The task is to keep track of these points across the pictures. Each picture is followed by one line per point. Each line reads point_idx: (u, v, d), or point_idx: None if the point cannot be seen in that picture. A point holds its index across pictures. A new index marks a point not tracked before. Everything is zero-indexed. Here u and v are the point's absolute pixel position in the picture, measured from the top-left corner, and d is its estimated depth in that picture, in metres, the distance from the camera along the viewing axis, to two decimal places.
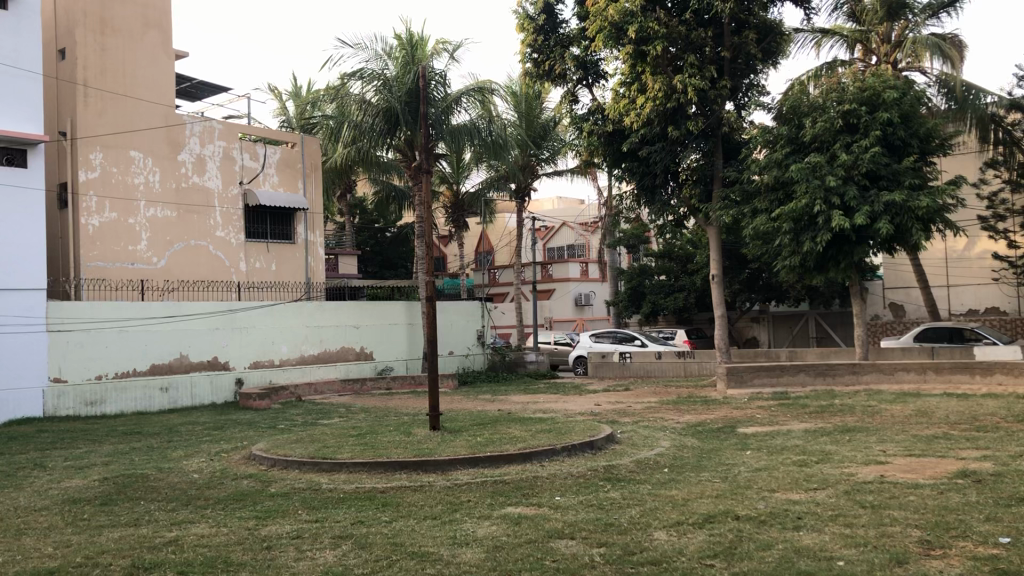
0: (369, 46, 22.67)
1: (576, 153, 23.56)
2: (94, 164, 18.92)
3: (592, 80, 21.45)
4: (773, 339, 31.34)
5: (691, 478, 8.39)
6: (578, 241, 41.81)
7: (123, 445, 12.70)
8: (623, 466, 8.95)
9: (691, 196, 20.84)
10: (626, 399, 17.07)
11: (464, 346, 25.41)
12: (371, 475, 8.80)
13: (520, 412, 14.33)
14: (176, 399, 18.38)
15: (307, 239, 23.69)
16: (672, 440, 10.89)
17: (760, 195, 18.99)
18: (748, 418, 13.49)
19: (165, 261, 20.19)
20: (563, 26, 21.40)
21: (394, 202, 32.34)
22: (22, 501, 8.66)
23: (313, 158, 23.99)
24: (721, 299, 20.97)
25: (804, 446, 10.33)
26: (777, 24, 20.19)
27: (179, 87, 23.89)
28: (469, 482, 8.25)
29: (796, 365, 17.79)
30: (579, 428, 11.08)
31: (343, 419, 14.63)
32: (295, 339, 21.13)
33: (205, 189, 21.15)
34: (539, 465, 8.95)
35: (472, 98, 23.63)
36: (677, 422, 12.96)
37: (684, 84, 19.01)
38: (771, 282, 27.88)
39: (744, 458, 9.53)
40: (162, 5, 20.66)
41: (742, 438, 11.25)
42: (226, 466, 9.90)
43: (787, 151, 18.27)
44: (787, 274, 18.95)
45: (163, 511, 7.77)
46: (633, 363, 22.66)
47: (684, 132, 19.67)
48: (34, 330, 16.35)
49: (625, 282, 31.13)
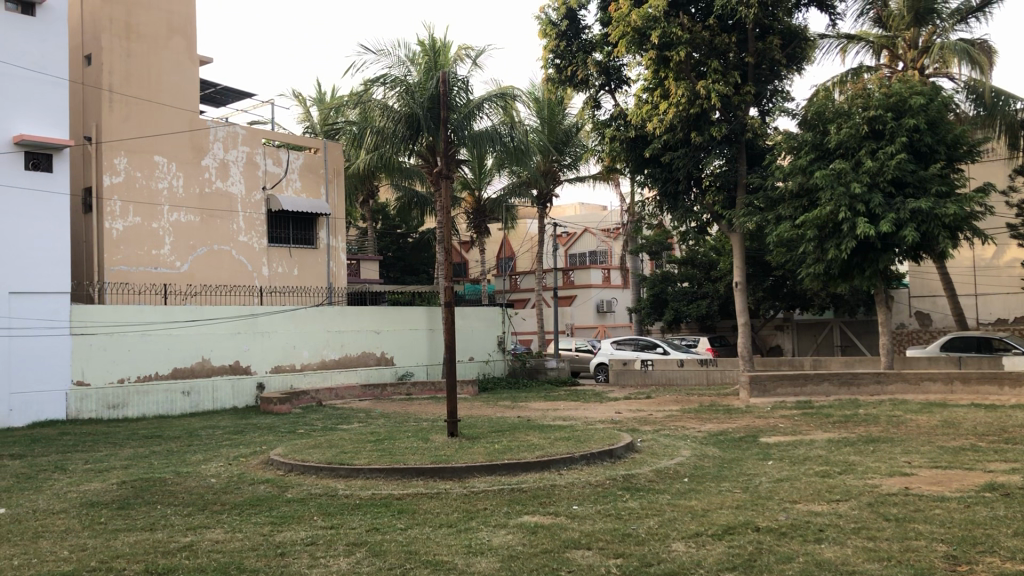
0: (392, 51, 22.73)
1: (599, 160, 23.46)
2: (118, 169, 19.07)
3: (614, 86, 21.37)
4: (797, 347, 31.07)
5: (711, 489, 8.26)
6: (601, 247, 41.63)
7: (143, 449, 12.72)
8: (642, 475, 8.84)
9: (714, 202, 20.66)
10: (648, 407, 16.93)
11: (484, 352, 25.34)
12: (388, 481, 8.75)
13: (539, 419, 14.24)
14: (197, 403, 18.44)
15: (330, 244, 23.72)
16: (693, 449, 10.76)
17: (785, 202, 18.81)
18: (770, 427, 13.33)
19: (188, 266, 20.30)
20: (585, 32, 21.38)
21: (417, 208, 32.36)
22: (41, 504, 8.68)
23: (336, 163, 23.99)
24: (745, 307, 20.75)
25: (827, 456, 10.17)
26: (802, 30, 20.05)
27: (204, 92, 24.04)
28: (486, 490, 8.18)
29: (819, 374, 17.59)
30: (598, 435, 10.97)
31: (362, 424, 14.58)
32: (317, 343, 21.16)
33: (229, 194, 21.25)
34: (558, 473, 8.86)
35: (495, 104, 23.61)
36: (698, 431, 12.82)
37: (707, 89, 18.87)
38: (795, 290, 27.61)
39: (766, 469, 9.39)
40: (187, 11, 20.81)
41: (763, 448, 11.10)
42: (244, 471, 9.88)
43: (812, 157, 18.05)
44: (811, 281, 18.73)
45: (179, 516, 7.76)
46: (654, 371, 22.48)
47: (707, 138, 19.51)
48: (58, 333, 16.51)
49: (648, 289, 30.95)
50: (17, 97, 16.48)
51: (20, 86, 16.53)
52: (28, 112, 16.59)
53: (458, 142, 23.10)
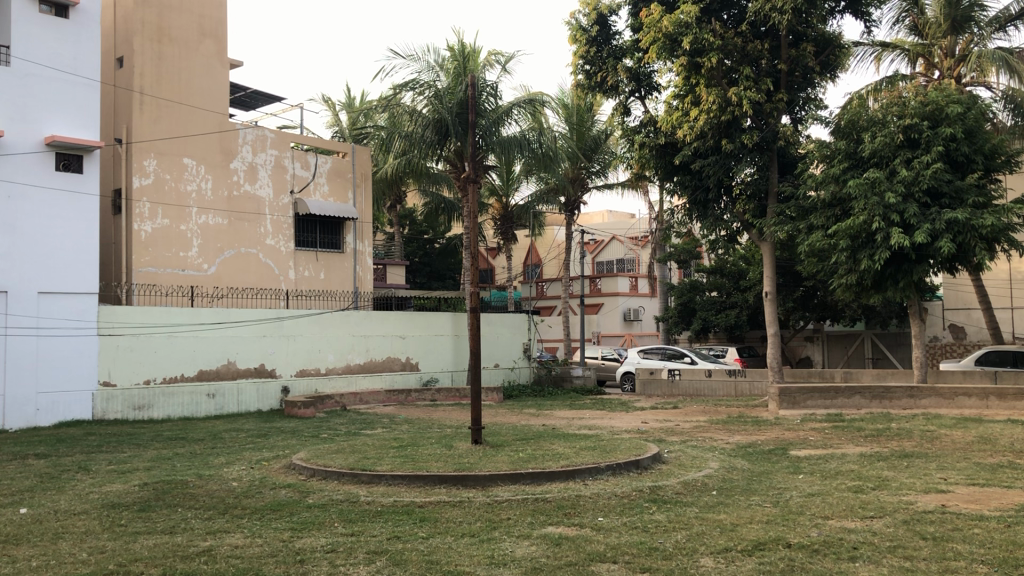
0: (421, 56, 22.70)
1: (627, 167, 23.29)
2: (148, 171, 19.14)
3: (645, 92, 21.19)
4: (827, 359, 30.65)
5: (740, 502, 8.06)
6: (629, 255, 41.37)
7: (166, 451, 12.68)
8: (670, 487, 8.65)
9: (745, 211, 20.41)
10: (674, 417, 16.72)
11: (510, 359, 25.21)
12: (411, 488, 8.62)
13: (564, 429, 14.07)
14: (222, 405, 18.43)
15: (357, 248, 23.70)
16: (722, 462, 10.55)
17: (816, 211, 18.53)
18: (801, 440, 13.07)
19: (215, 268, 20.34)
20: (616, 37, 21.20)
21: (444, 214, 32.33)
22: (63, 504, 8.64)
23: (363, 168, 23.98)
24: (775, 318, 20.46)
25: (860, 471, 9.92)
26: (836, 37, 19.79)
27: (234, 96, 24.14)
28: (510, 499, 8.03)
29: (851, 387, 17.28)
30: (625, 446, 10.78)
31: (386, 430, 14.50)
32: (342, 348, 21.13)
33: (257, 197, 21.30)
34: (583, 484, 8.69)
35: (524, 110, 23.52)
36: (727, 443, 12.59)
37: (739, 96, 18.66)
38: (826, 301, 27.20)
39: (797, 483, 9.16)
40: (219, 15, 20.91)
41: (794, 461, 10.85)
42: (266, 475, 9.79)
43: (845, 166, 17.75)
44: (843, 292, 18.43)
45: (199, 519, 7.67)
46: (682, 380, 22.29)
47: (738, 145, 19.27)
48: (85, 334, 16.60)
49: (675, 298, 30.66)
50: (50, 98, 16.60)
51: (52, 88, 16.65)
52: (60, 112, 16.70)
53: (486, 148, 22.99)
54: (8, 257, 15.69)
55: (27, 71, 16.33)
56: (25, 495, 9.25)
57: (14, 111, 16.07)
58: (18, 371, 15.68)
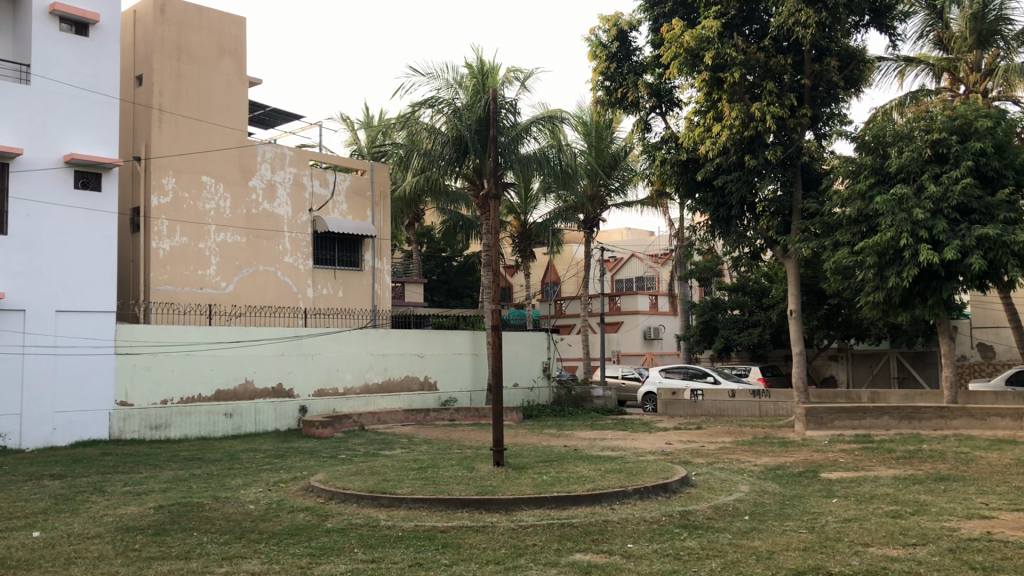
0: (440, 74, 22.62)
1: (648, 184, 23.05)
2: (166, 189, 19.09)
3: (665, 108, 20.96)
4: (852, 378, 30.16)
5: (775, 528, 7.75)
6: (648, 273, 41.09)
7: (183, 471, 12.48)
8: (700, 512, 8.34)
9: (768, 228, 20.13)
10: (699, 438, 16.37)
11: (529, 378, 24.93)
12: (432, 512, 8.36)
13: (587, 450, 13.78)
14: (239, 425, 18.25)
15: (375, 266, 23.55)
16: (752, 485, 10.23)
17: (842, 228, 18.20)
18: (830, 462, 12.71)
19: (233, 286, 20.22)
20: (636, 53, 21.02)
21: (462, 232, 32.20)
22: (76, 528, 8.44)
23: (382, 186, 23.84)
24: (800, 337, 20.10)
25: (896, 495, 9.56)
26: (860, 51, 19.52)
27: (252, 114, 24.11)
28: (535, 524, 7.75)
29: (878, 407, 16.92)
30: (651, 468, 10.47)
31: (405, 450, 14.26)
32: (360, 367, 20.92)
33: (275, 215, 21.20)
34: (610, 508, 8.40)
35: (542, 127, 23.41)
36: (755, 465, 12.25)
37: (762, 112, 18.41)
38: (851, 319, 26.79)
39: (831, 507, 8.82)
40: (238, 33, 20.90)
41: (826, 485, 10.50)
42: (284, 498, 9.54)
43: (871, 182, 17.41)
44: (869, 310, 18.06)
45: (215, 544, 7.44)
46: (705, 401, 21.88)
47: (761, 161, 18.98)
48: (102, 352, 16.48)
49: (697, 316, 30.29)
50: (69, 116, 16.57)
51: (72, 106, 16.62)
52: (79, 130, 16.66)
53: (506, 166, 22.86)
54: (26, 275, 15.61)
55: (47, 89, 16.30)
56: (38, 518, 9.05)
57: (33, 128, 16.03)
58: (34, 390, 15.55)
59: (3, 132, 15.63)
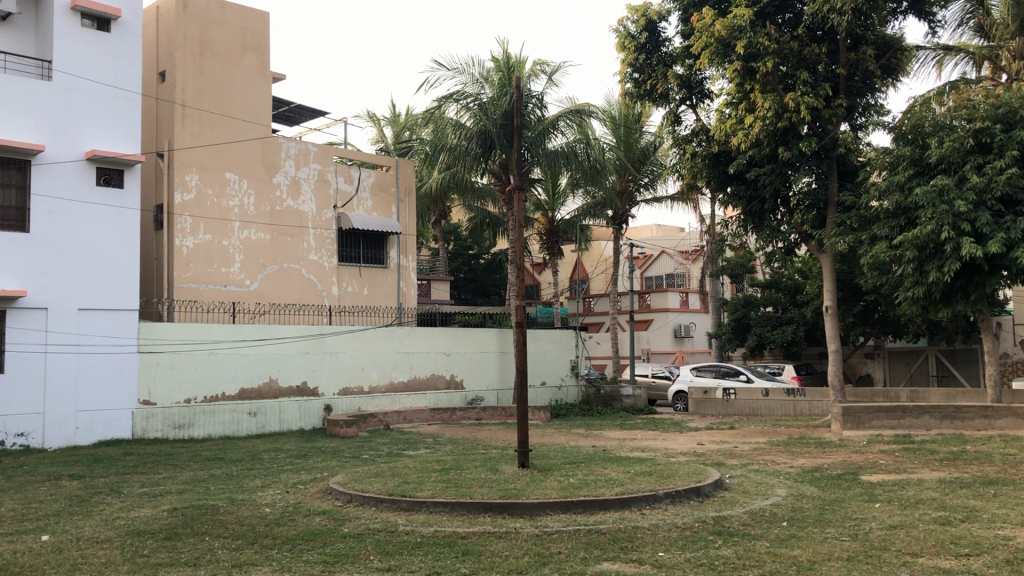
0: (466, 68, 22.30)
1: (678, 179, 22.56)
2: (190, 186, 18.89)
3: (696, 99, 20.48)
4: (889, 377, 29.45)
5: (815, 535, 7.29)
6: (678, 269, 40.71)
7: (203, 472, 12.23)
8: (735, 518, 7.90)
9: (803, 221, 19.60)
10: (732, 438, 15.90)
11: (557, 377, 24.54)
12: (453, 517, 8.00)
13: (616, 451, 13.38)
14: (264, 424, 18.04)
15: (400, 263, 23.25)
16: (790, 488, 9.76)
17: (880, 221, 17.58)
18: (871, 463, 12.20)
19: (257, 284, 20.01)
20: (665, 44, 20.53)
21: (490, 229, 31.90)
22: (87, 531, 8.17)
23: (407, 182, 23.53)
24: (836, 333, 19.50)
25: (943, 499, 9.03)
26: (897, 39, 18.94)
27: (278, 110, 23.92)
28: (561, 530, 7.37)
29: (918, 407, 16.37)
30: (683, 470, 10.02)
31: (430, 451, 13.92)
32: (385, 365, 20.62)
33: (300, 212, 20.97)
34: (640, 514, 7.99)
35: (570, 121, 22.97)
36: (791, 467, 11.77)
37: (796, 101, 17.89)
38: (887, 316, 26.18)
39: (874, 512, 8.34)
40: (261, 28, 20.70)
41: (867, 488, 9.99)
42: (301, 501, 9.21)
43: (911, 173, 16.72)
44: (909, 306, 17.44)
45: (226, 550, 7.13)
46: (738, 400, 21.33)
47: (796, 153, 18.45)
48: (125, 350, 16.32)
49: (729, 313, 29.67)
50: (91, 113, 16.40)
51: (94, 102, 16.46)
52: (102, 127, 16.50)
53: (532, 160, 22.47)
54: (48, 273, 15.46)
55: (68, 85, 16.14)
56: (50, 521, 8.80)
57: (55, 125, 15.89)
58: (57, 388, 15.41)
59: (24, 129, 15.49)
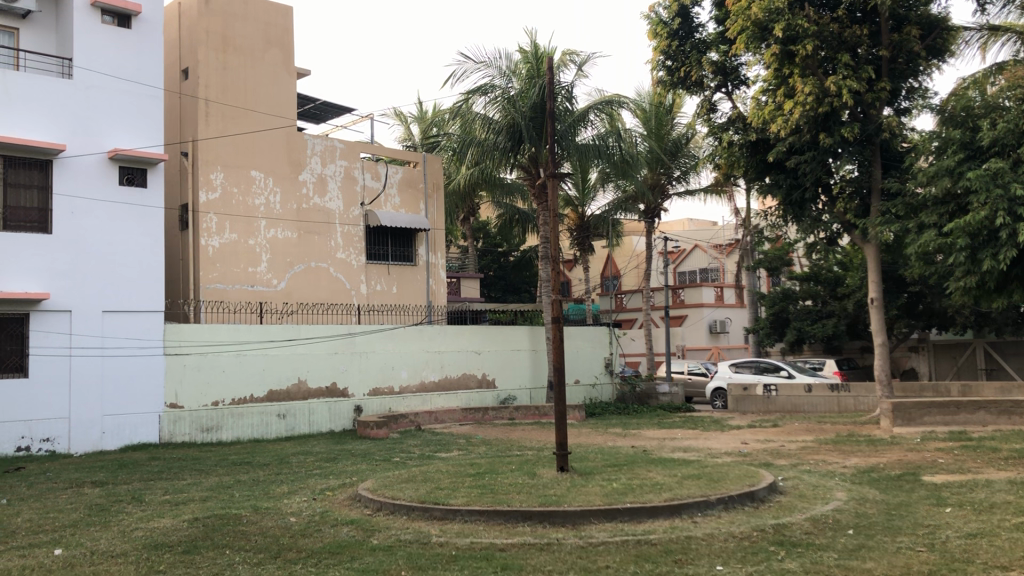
0: (493, 61, 21.72)
1: (713, 169, 21.81)
2: (214, 185, 18.55)
3: (732, 87, 19.79)
4: (935, 371, 28.68)
5: (887, 545, 6.68)
6: (713, 263, 39.96)
7: (229, 478, 11.79)
8: (795, 526, 7.30)
9: (846, 211, 18.90)
10: (777, 436, 15.22)
11: (590, 375, 23.94)
12: (490, 527, 7.46)
13: (656, 452, 12.81)
14: (294, 426, 17.61)
15: (429, 261, 22.78)
16: (849, 491, 9.10)
17: (927, 208, 16.83)
18: (930, 463, 11.50)
19: (285, 284, 19.61)
20: (699, 30, 19.82)
21: (519, 225, 31.32)
22: (103, 544, 7.73)
23: (435, 177, 23.03)
24: (882, 326, 18.71)
25: (1018, 504, 8.32)
26: (943, 18, 18.12)
27: (303, 108, 23.50)
28: (607, 542, 6.80)
29: (972, 402, 15.66)
30: (734, 473, 9.39)
31: (463, 453, 13.40)
32: (416, 365, 20.16)
33: (326, 209, 20.55)
34: (692, 522, 7.41)
35: (600, 113, 22.36)
36: (845, 468, 11.08)
37: (838, 86, 17.16)
38: (933, 307, 25.31)
39: (946, 518, 7.68)
40: (285, 22, 20.31)
41: (932, 490, 9.30)
42: (329, 509, 8.71)
43: (961, 157, 15.78)
44: (960, 297, 16.61)
45: (248, 566, 6.64)
46: (780, 396, 20.67)
47: (838, 139, 17.72)
48: (150, 353, 15.97)
49: (767, 307, 28.89)
50: (112, 112, 16.04)
51: (115, 99, 16.11)
52: (124, 125, 16.15)
53: (562, 153, 21.90)
54: (72, 275, 15.16)
55: (88, 83, 15.79)
56: (66, 532, 8.38)
57: (76, 124, 15.54)
58: (83, 392, 15.09)
59: (46, 129, 15.18)
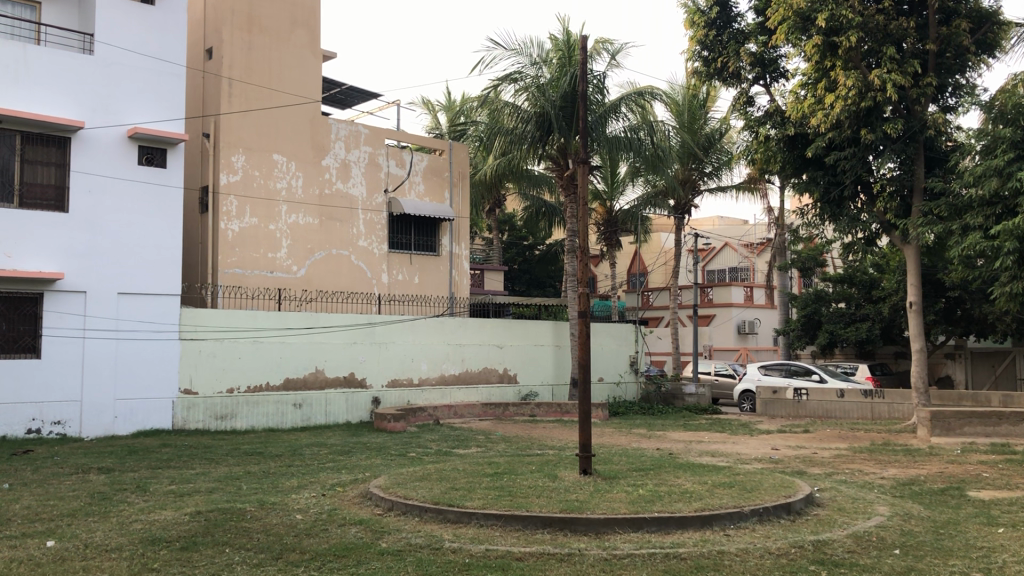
0: (524, 49, 21.22)
1: (748, 164, 21.17)
2: (236, 167, 18.18)
3: (770, 79, 19.12)
4: (972, 380, 27.86)
5: (940, 569, 6.10)
6: (743, 263, 39.25)
7: (238, 469, 11.37)
8: (837, 543, 6.74)
9: (886, 210, 18.15)
10: (809, 443, 14.62)
11: (615, 373, 23.39)
12: (507, 533, 6.97)
13: (683, 455, 12.29)
14: (310, 416, 17.23)
15: (453, 251, 22.30)
16: (892, 506, 8.50)
17: (972, 210, 16.10)
18: (974, 476, 10.88)
19: (305, 270, 19.23)
20: (737, 20, 19.19)
21: (546, 219, 30.77)
22: (98, 536, 7.31)
23: (461, 167, 22.57)
24: (920, 331, 17.96)
25: None
26: (994, 12, 17.36)
27: (330, 93, 23.12)
28: (633, 554, 6.28)
29: (1016, 413, 14.96)
30: (769, 482, 8.82)
31: (482, 450, 12.97)
32: (436, 357, 19.71)
33: (349, 195, 20.13)
34: (724, 536, 6.88)
35: (631, 106, 21.74)
36: (883, 479, 10.49)
37: (882, 79, 16.48)
38: (972, 314, 24.55)
39: (1000, 540, 7.08)
40: (312, 4, 19.90)
41: (980, 507, 8.69)
42: (338, 507, 8.24)
43: (1011, 156, 14.84)
44: (1004, 302, 15.90)
45: (246, 567, 6.19)
46: (810, 401, 20.00)
47: (880, 136, 17.03)
48: (166, 337, 15.60)
49: (798, 308, 28.23)
50: (134, 90, 15.68)
51: (137, 77, 15.74)
52: (145, 104, 15.79)
53: (592, 145, 21.33)
54: (88, 256, 14.82)
55: (110, 59, 15.44)
56: (62, 522, 7.97)
57: (97, 102, 15.20)
58: (96, 376, 14.76)
59: (66, 105, 14.84)
